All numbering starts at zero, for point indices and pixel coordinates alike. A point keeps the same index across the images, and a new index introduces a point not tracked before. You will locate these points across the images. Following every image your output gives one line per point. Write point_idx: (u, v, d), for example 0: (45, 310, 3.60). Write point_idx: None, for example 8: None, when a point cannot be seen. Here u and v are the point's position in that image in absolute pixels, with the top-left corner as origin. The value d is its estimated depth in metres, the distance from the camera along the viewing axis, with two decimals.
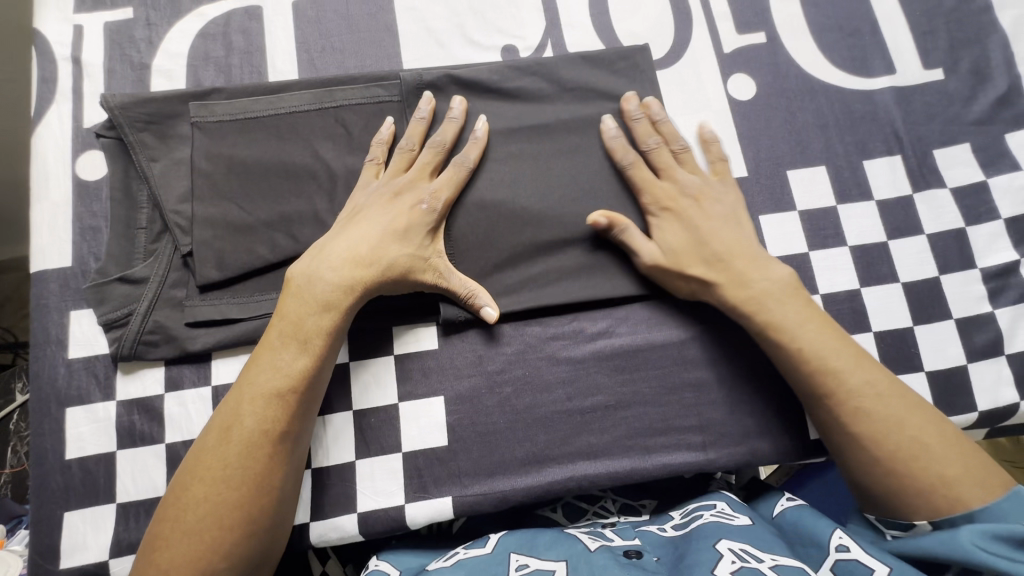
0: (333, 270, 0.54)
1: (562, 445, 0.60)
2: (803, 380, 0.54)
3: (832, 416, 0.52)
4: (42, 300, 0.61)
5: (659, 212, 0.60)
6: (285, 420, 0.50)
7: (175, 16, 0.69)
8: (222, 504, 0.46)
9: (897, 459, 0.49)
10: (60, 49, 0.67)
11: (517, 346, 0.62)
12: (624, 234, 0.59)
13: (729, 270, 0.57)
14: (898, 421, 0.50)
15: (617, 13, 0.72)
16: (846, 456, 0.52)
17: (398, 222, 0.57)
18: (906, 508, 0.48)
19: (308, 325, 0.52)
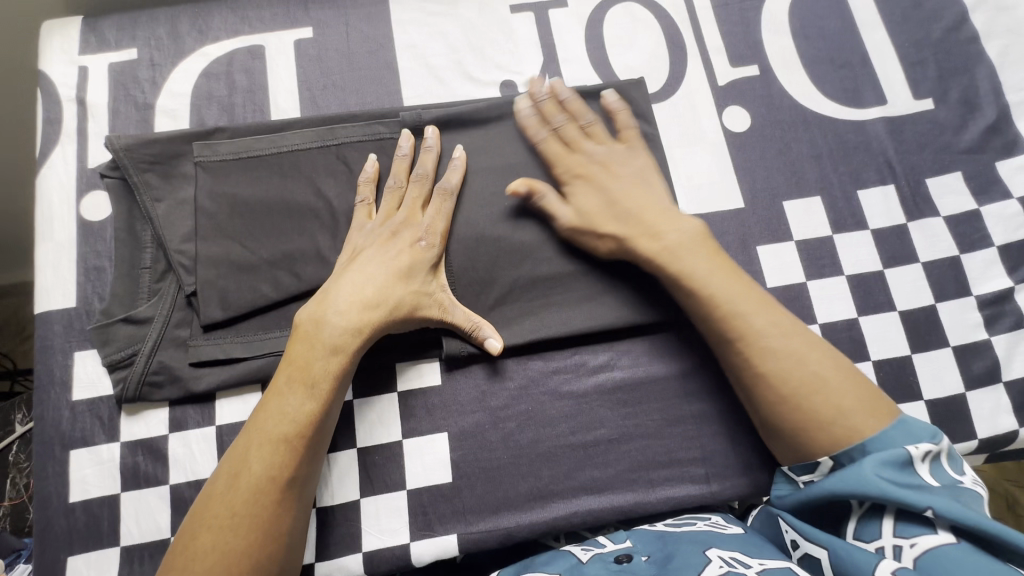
0: (338, 311, 0.54)
1: (566, 480, 0.60)
2: (707, 326, 0.56)
3: (738, 358, 0.54)
4: (47, 341, 0.62)
5: (572, 180, 0.62)
6: (292, 467, 0.50)
7: (179, 56, 0.70)
8: (230, 552, 0.46)
9: (800, 394, 0.51)
10: (66, 90, 0.68)
11: (520, 381, 0.62)
12: (542, 200, 0.61)
13: (640, 226, 0.58)
14: (799, 359, 0.52)
15: (613, 48, 0.73)
16: (755, 396, 0.53)
17: (399, 259, 0.57)
18: (808, 443, 0.50)
19: (315, 369, 0.53)
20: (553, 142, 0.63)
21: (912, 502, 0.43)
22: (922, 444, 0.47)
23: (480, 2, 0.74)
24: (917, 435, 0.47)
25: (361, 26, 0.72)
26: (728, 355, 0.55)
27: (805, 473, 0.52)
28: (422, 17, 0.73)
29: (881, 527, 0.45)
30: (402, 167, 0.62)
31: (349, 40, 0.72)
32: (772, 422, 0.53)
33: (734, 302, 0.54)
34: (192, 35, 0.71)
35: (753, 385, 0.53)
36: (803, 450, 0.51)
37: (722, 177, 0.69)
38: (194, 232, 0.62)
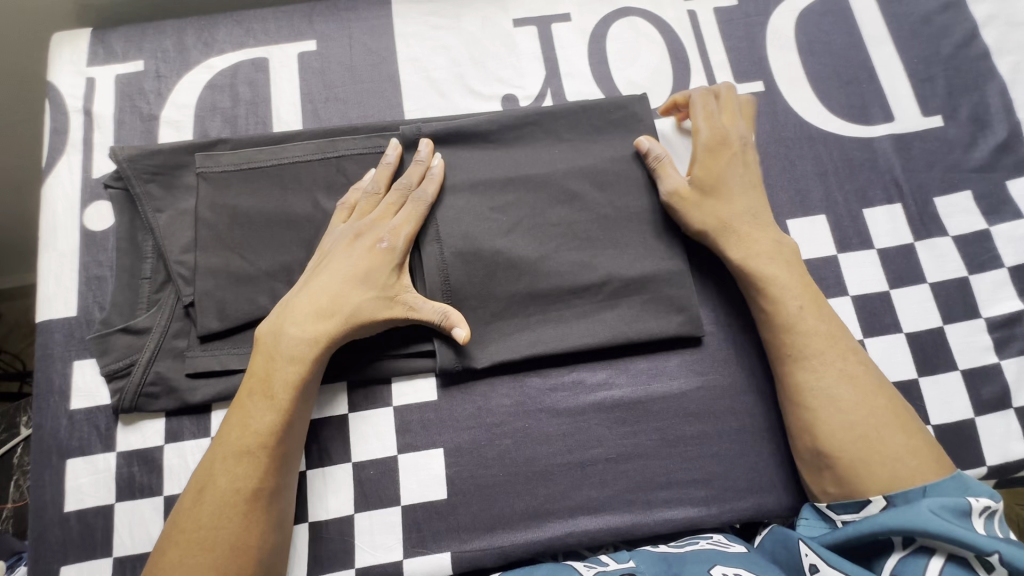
0: (298, 323, 0.55)
1: (562, 499, 0.59)
2: (782, 339, 0.57)
3: (812, 380, 0.55)
4: (48, 349, 0.62)
5: (703, 147, 0.62)
6: (257, 478, 0.51)
7: (185, 68, 0.71)
8: (198, 566, 0.48)
9: (866, 427, 0.53)
10: (73, 101, 0.69)
11: (517, 398, 0.62)
12: (660, 155, 0.62)
13: (732, 230, 0.60)
14: (868, 395, 0.54)
15: (616, 62, 0.73)
16: (817, 421, 0.54)
17: (363, 266, 0.57)
18: (866, 476, 0.51)
19: (276, 379, 0.54)
20: (709, 109, 0.64)
21: (978, 545, 0.44)
22: (981, 498, 0.47)
23: (483, 16, 0.74)
24: (973, 489, 0.49)
25: (363, 39, 0.73)
26: (800, 377, 0.56)
27: (846, 513, 0.52)
28: (426, 30, 0.73)
29: (929, 568, 0.45)
30: (382, 175, 0.62)
31: (352, 53, 0.72)
32: (830, 449, 0.53)
33: (816, 326, 0.57)
34: (198, 47, 0.72)
35: (823, 408, 0.54)
36: (854, 484, 0.52)
37: None
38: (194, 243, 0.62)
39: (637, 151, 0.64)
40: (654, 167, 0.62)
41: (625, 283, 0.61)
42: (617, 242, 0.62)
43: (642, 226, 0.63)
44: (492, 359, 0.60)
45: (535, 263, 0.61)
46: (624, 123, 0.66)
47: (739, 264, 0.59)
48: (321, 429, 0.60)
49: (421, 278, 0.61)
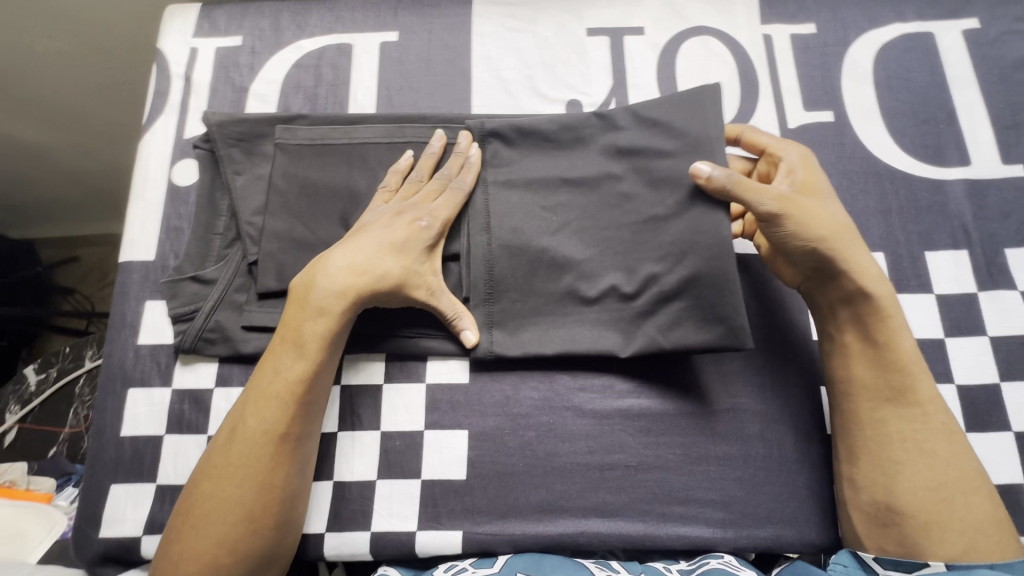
0: (333, 277, 0.57)
1: (578, 498, 0.60)
2: (886, 379, 0.55)
3: (909, 427, 0.53)
4: (125, 287, 0.68)
5: (801, 165, 0.60)
6: (285, 423, 0.54)
7: (277, 47, 0.77)
8: (229, 500, 0.52)
9: (958, 487, 0.51)
10: (176, 68, 0.76)
11: (545, 393, 0.63)
12: (733, 175, 0.56)
13: (853, 249, 0.55)
14: (959, 451, 0.53)
15: (684, 79, 0.73)
16: (904, 472, 0.52)
17: (406, 250, 0.59)
18: (944, 538, 0.49)
19: (306, 330, 0.57)
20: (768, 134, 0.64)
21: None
22: None
23: (558, 22, 0.76)
24: None
25: (442, 35, 0.76)
26: (898, 422, 0.54)
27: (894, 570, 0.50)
28: (502, 32, 0.76)
29: None
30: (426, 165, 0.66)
31: (430, 47, 0.76)
32: (911, 504, 0.51)
33: (919, 370, 0.55)
34: (291, 29, 0.77)
35: (914, 458, 0.52)
36: (922, 545, 0.50)
37: None
38: (265, 207, 0.67)
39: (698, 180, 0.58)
40: (732, 183, 0.55)
41: (663, 290, 0.59)
42: (652, 245, 0.61)
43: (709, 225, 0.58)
44: (525, 351, 0.61)
45: (577, 264, 0.62)
46: (689, 111, 0.62)
47: (857, 288, 0.55)
48: (357, 395, 0.64)
49: (464, 262, 0.63)
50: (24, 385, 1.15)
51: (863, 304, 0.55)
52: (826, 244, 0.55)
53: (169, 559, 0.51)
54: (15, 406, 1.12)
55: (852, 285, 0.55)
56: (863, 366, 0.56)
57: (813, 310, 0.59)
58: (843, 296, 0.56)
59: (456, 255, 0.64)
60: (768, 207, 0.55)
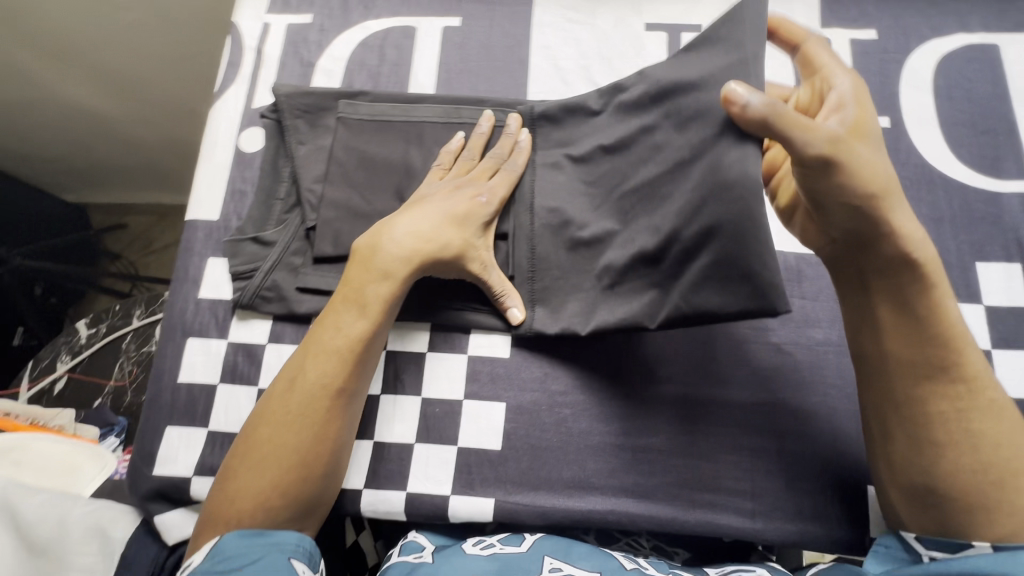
0: (399, 242, 0.60)
1: (609, 477, 0.61)
2: (927, 353, 0.49)
3: (954, 407, 0.50)
4: (189, 243, 0.72)
5: (854, 98, 0.50)
6: (342, 378, 0.57)
7: (344, 26, 0.80)
8: (284, 447, 0.55)
9: (1007, 470, 0.48)
10: (249, 41, 0.80)
11: (583, 373, 0.64)
12: (775, 103, 0.45)
13: (898, 205, 0.47)
14: (1010, 433, 0.49)
15: None
16: (948, 453, 0.49)
17: (464, 225, 0.61)
18: (988, 521, 0.48)
19: (368, 291, 0.59)
20: (829, 51, 0.53)
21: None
22: None
23: (617, 15, 0.78)
24: None
25: (503, 23, 0.79)
26: (941, 402, 0.50)
27: (937, 550, 0.50)
28: (561, 22, 0.78)
29: None
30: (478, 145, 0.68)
31: (491, 33, 0.78)
32: (955, 487, 0.49)
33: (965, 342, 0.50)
34: (359, 10, 0.81)
35: (958, 440, 0.49)
36: (963, 527, 0.48)
37: None
38: (325, 175, 0.70)
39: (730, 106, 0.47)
40: (773, 114, 0.45)
41: (684, 246, 0.55)
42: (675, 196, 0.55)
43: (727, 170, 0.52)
44: (562, 328, 0.62)
45: (614, 236, 0.61)
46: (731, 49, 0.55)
47: (899, 253, 0.48)
48: (401, 361, 0.66)
49: (512, 240, 0.65)
50: (75, 338, 1.21)
51: (903, 274, 0.49)
52: (874, 200, 0.46)
53: (225, 495, 0.55)
54: (65, 356, 1.19)
55: (895, 250, 0.48)
56: (901, 342, 0.50)
57: (845, 277, 0.53)
58: (882, 266, 0.49)
59: (505, 234, 0.66)
60: (814, 148, 0.44)
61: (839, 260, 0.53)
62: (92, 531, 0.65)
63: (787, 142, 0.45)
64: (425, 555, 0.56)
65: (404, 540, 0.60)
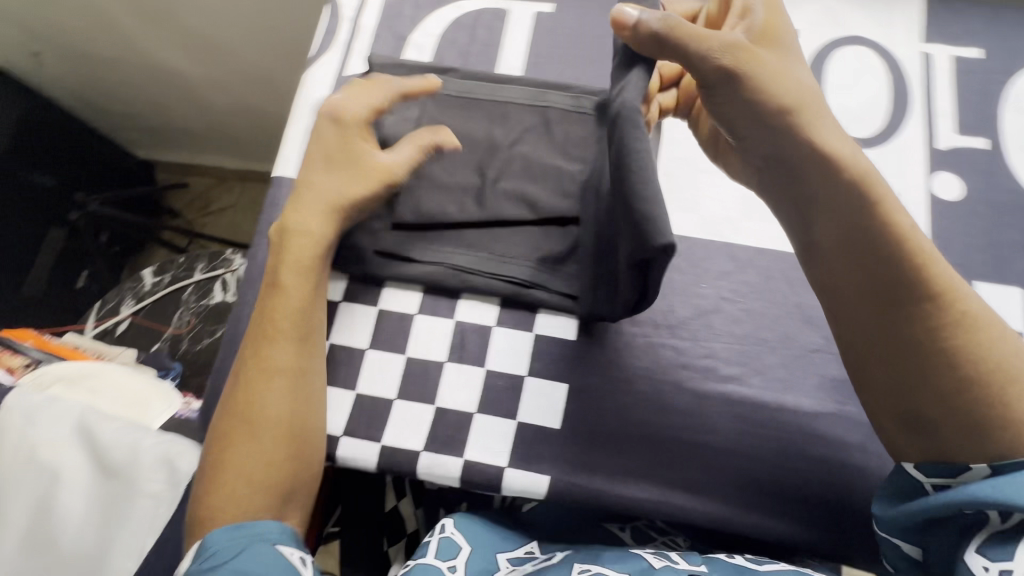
0: (311, 216, 0.63)
1: (664, 468, 0.61)
2: (880, 280, 0.51)
3: (920, 331, 0.50)
4: (275, 199, 0.75)
5: (760, 6, 0.54)
6: (268, 356, 0.60)
7: (439, 4, 0.82)
8: (240, 435, 0.57)
9: (981, 376, 0.48)
10: (346, 11, 0.82)
11: (647, 363, 0.65)
12: (667, 17, 0.50)
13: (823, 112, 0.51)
14: (980, 338, 0.49)
15: (834, 85, 0.73)
16: (923, 376, 0.50)
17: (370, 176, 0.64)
18: (981, 440, 0.47)
19: (286, 272, 0.62)
20: None
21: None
22: None
23: None
24: None
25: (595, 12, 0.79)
26: (905, 327, 0.50)
27: (936, 477, 0.50)
28: None
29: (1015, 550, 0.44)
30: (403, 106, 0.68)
31: (581, 23, 0.79)
32: (930, 407, 0.50)
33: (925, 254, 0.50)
34: None
35: (927, 352, 0.49)
36: (958, 445, 0.49)
37: None
38: None
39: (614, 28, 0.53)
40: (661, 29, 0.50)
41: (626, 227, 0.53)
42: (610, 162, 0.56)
43: (618, 101, 0.56)
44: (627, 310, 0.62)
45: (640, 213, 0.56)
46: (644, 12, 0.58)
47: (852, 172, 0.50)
48: (469, 332, 0.67)
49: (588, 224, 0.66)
50: (140, 285, 1.27)
51: (842, 197, 0.50)
52: (789, 113, 0.50)
53: (198, 506, 0.56)
54: (129, 300, 1.25)
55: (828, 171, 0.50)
56: (856, 273, 0.52)
57: (794, 209, 0.55)
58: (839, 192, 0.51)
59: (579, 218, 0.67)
60: (711, 62, 0.50)
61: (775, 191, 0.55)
62: (161, 460, 0.68)
63: (682, 53, 0.51)
64: (459, 565, 0.58)
65: (441, 531, 0.62)
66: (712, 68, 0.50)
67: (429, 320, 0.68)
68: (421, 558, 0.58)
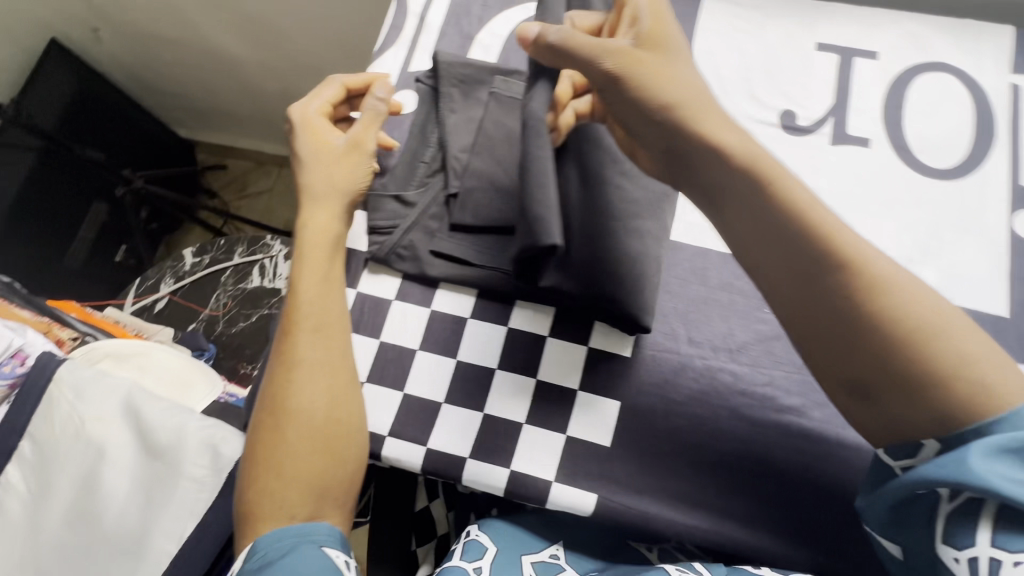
0: (316, 207, 0.63)
1: (714, 496, 0.60)
2: (806, 270, 0.46)
3: (848, 317, 0.44)
4: None
5: (647, 12, 0.51)
6: (286, 353, 0.57)
7: (507, 5, 0.81)
8: (264, 434, 0.55)
9: (918, 350, 0.43)
10: (413, 6, 0.81)
11: (703, 385, 0.63)
12: (562, 29, 0.52)
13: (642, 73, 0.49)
14: (906, 298, 0.44)
15: (912, 112, 0.70)
16: (864, 372, 0.44)
17: (345, 161, 0.64)
18: (923, 421, 0.43)
19: (303, 270, 0.61)
20: None
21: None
22: None
23: (788, 30, 0.75)
24: None
25: None
26: (834, 315, 0.45)
27: (902, 458, 0.45)
28: (728, 30, 0.76)
29: (981, 535, 0.40)
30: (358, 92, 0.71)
31: None
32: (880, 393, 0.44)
33: (832, 227, 0.46)
34: None
35: (856, 335, 0.44)
36: (913, 424, 0.44)
37: (973, 283, 0.63)
38: (472, 146, 0.71)
39: (523, 45, 0.55)
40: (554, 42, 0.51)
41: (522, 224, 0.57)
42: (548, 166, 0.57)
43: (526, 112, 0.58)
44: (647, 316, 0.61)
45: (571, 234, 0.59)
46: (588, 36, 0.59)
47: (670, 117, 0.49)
48: (522, 340, 0.66)
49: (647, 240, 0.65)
50: (180, 264, 1.28)
51: (734, 180, 0.48)
52: (671, 108, 0.49)
53: (241, 507, 0.53)
54: (169, 278, 1.26)
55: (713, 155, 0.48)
56: (772, 253, 0.47)
57: (702, 198, 0.51)
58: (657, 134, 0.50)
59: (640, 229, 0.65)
60: (602, 65, 0.50)
61: (678, 180, 0.52)
62: (205, 446, 0.68)
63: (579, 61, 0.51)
64: (484, 567, 0.59)
65: (467, 537, 0.64)
66: (600, 73, 0.50)
67: (480, 325, 0.67)
68: (448, 563, 0.60)
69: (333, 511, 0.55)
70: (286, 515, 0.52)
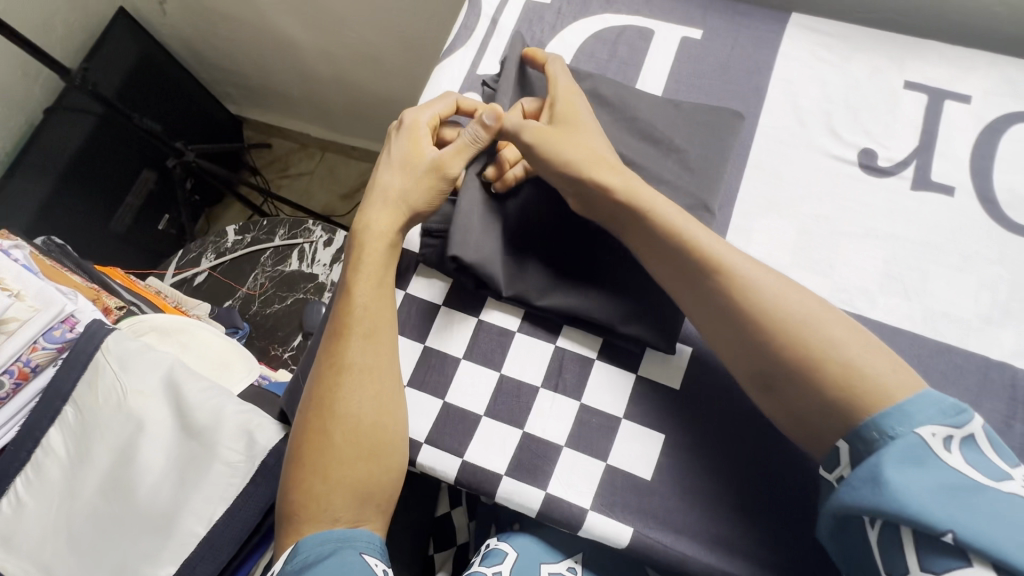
0: (379, 211, 0.63)
1: (755, 544, 0.57)
2: (699, 298, 0.55)
3: (738, 328, 0.52)
4: None
5: (561, 98, 0.65)
6: (336, 355, 0.57)
7: (583, 14, 0.79)
8: (306, 434, 0.55)
9: (798, 352, 0.48)
10: (487, 9, 0.80)
11: (753, 428, 0.61)
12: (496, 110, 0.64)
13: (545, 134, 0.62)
14: (774, 290, 0.51)
15: (1002, 163, 0.67)
16: (772, 386, 0.51)
17: (423, 180, 0.64)
18: (825, 428, 0.48)
19: (361, 273, 0.61)
20: (558, 68, 0.68)
21: (933, 521, 0.39)
22: (941, 428, 0.42)
23: (875, 65, 0.72)
24: (936, 414, 0.43)
25: (747, 44, 0.75)
26: (725, 331, 0.53)
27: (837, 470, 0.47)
28: (810, 59, 0.73)
29: (910, 560, 0.41)
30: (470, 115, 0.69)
31: (730, 53, 0.75)
32: (796, 404, 0.49)
33: (717, 251, 0.55)
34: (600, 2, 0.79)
35: (744, 344, 0.52)
36: (824, 432, 0.48)
37: None
38: None
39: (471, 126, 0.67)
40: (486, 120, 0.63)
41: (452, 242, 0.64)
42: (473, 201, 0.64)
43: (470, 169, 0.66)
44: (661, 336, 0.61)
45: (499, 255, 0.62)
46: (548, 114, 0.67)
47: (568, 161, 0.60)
48: (568, 360, 0.65)
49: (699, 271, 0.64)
50: (222, 240, 1.29)
51: (624, 214, 0.59)
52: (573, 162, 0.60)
53: (280, 505, 0.54)
54: (210, 254, 1.28)
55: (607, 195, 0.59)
56: (666, 266, 0.57)
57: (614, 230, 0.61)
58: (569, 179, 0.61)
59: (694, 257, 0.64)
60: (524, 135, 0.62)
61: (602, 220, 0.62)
62: (240, 431, 0.68)
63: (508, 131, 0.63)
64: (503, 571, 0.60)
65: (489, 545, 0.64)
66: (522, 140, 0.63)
67: (527, 340, 0.66)
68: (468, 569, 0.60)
69: (370, 517, 0.54)
70: (329, 519, 0.52)
